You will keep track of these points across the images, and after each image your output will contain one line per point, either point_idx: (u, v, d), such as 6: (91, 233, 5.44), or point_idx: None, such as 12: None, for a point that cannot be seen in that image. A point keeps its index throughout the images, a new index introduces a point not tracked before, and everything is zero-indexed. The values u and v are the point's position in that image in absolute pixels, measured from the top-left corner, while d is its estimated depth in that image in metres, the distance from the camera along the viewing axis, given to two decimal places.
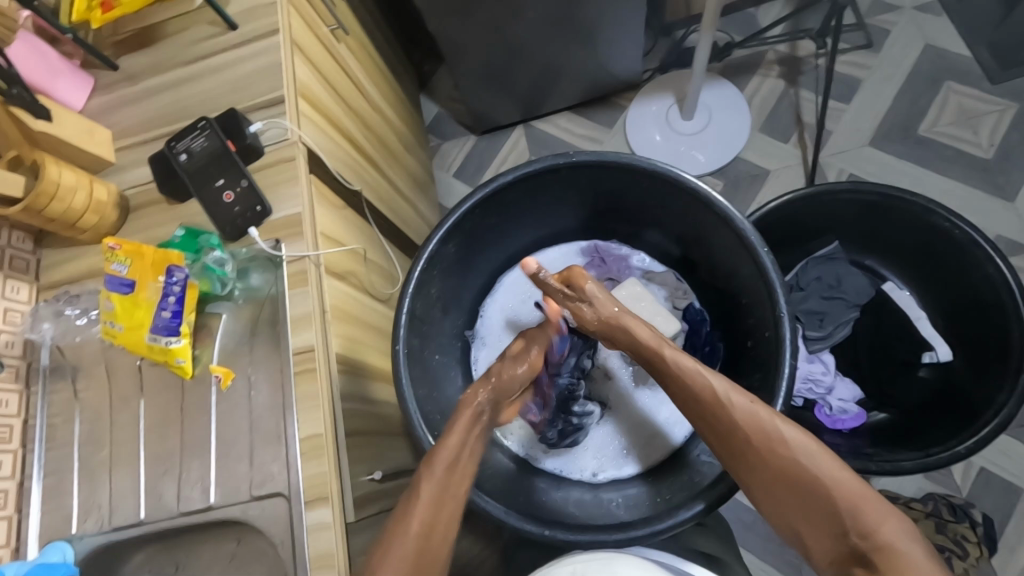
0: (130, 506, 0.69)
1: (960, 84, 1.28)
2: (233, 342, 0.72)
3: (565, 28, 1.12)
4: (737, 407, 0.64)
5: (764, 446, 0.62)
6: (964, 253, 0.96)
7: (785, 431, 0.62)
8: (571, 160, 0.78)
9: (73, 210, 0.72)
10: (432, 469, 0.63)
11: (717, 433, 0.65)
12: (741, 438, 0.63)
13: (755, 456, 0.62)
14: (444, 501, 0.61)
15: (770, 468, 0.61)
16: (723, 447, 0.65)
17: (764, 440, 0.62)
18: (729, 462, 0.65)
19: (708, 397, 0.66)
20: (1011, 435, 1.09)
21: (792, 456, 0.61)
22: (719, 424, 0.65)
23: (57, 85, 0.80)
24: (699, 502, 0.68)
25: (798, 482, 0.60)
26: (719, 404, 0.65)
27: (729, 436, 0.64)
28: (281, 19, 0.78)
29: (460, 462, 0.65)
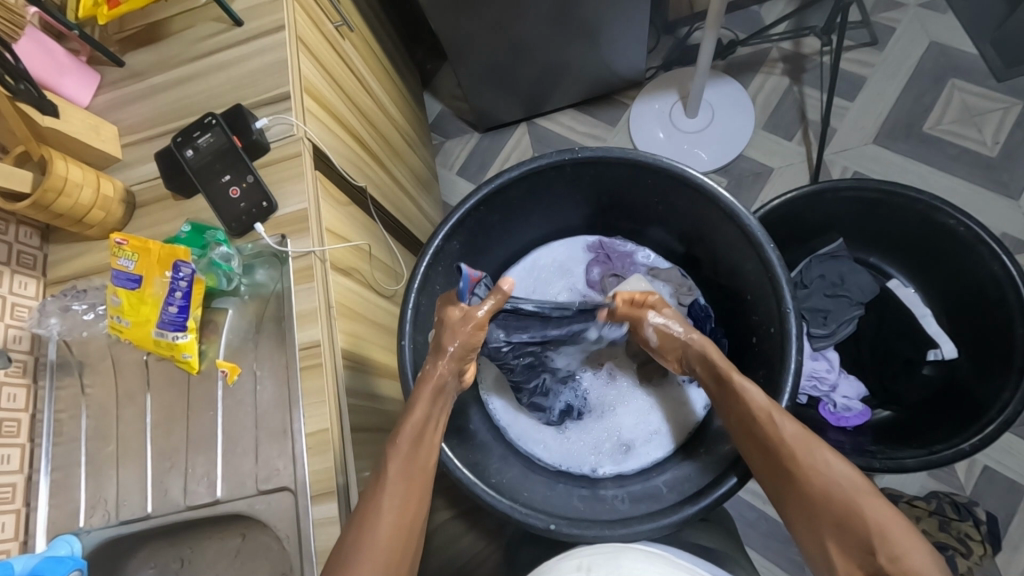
0: (137, 500, 0.70)
1: (965, 81, 1.28)
2: (239, 337, 0.73)
3: (570, 26, 1.12)
4: (783, 426, 0.65)
5: (806, 463, 0.63)
6: (969, 250, 0.95)
7: (826, 453, 0.63)
8: (576, 156, 0.78)
9: (80, 206, 0.72)
10: (404, 454, 0.65)
11: (761, 448, 0.66)
12: (783, 456, 0.64)
13: (796, 472, 0.63)
14: (413, 478, 0.64)
15: (809, 484, 0.62)
16: (765, 463, 0.65)
17: (807, 456, 0.63)
18: (770, 478, 0.65)
19: (758, 413, 0.66)
20: (1014, 433, 1.09)
21: (831, 475, 0.62)
22: (762, 438, 0.65)
23: (63, 81, 0.80)
24: (733, 476, 0.70)
25: (832, 497, 0.61)
26: (766, 421, 0.66)
27: (771, 448, 0.65)
28: (287, 16, 0.78)
29: (426, 435, 0.67)
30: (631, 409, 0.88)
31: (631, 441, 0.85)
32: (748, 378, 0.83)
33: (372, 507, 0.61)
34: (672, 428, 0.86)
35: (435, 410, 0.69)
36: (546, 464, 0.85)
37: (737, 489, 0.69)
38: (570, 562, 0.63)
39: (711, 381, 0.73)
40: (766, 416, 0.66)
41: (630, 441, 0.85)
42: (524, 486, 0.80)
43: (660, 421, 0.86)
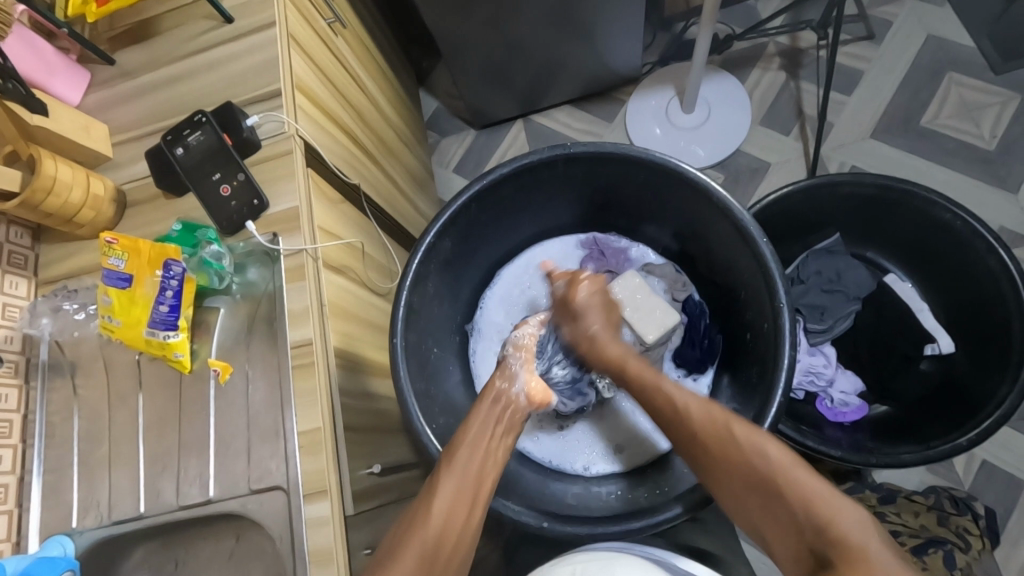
0: (130, 500, 0.69)
1: (962, 75, 1.27)
2: (230, 337, 0.72)
3: (565, 22, 1.11)
4: (694, 412, 0.64)
5: (721, 441, 0.61)
6: (965, 245, 0.95)
7: (736, 428, 0.61)
8: (569, 152, 0.78)
9: (70, 205, 0.72)
10: (452, 481, 0.60)
11: (681, 440, 0.65)
12: (700, 440, 0.63)
13: (714, 456, 0.61)
14: (462, 496, 0.59)
15: (716, 454, 0.61)
16: (684, 454, 0.65)
17: (724, 434, 0.61)
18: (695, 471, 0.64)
19: (671, 400, 0.66)
20: (1012, 428, 1.08)
21: (744, 453, 0.59)
22: (675, 423, 0.65)
23: (53, 81, 0.80)
24: (678, 504, 0.67)
25: (753, 473, 0.58)
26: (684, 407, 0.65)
27: (690, 437, 0.64)
28: (277, 13, 0.77)
29: (487, 443, 0.65)
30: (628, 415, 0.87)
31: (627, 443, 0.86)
32: (743, 374, 0.82)
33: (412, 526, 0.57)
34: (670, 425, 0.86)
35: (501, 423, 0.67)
36: (539, 459, 0.86)
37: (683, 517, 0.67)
38: (564, 568, 0.61)
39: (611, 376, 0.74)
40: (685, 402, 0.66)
41: (626, 443, 0.86)
42: (520, 484, 0.79)
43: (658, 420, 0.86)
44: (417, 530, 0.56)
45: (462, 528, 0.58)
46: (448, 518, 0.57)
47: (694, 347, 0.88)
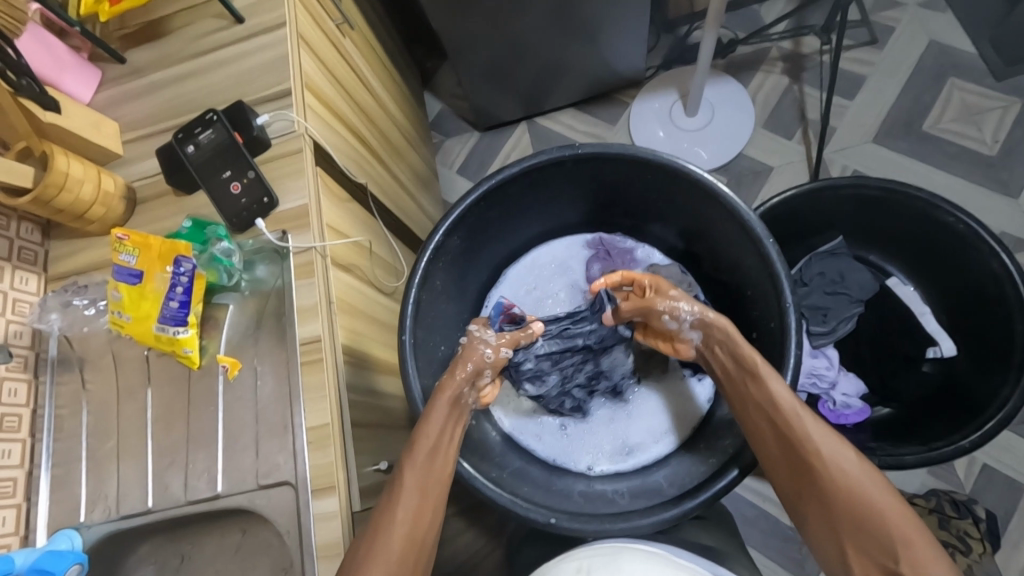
0: (138, 494, 0.70)
1: (964, 80, 1.28)
2: (239, 333, 0.73)
3: (571, 24, 1.12)
4: (806, 423, 0.64)
5: (829, 461, 0.61)
6: (967, 247, 0.96)
7: (845, 453, 0.62)
8: (577, 152, 0.78)
9: (81, 201, 0.72)
10: (417, 475, 0.65)
11: (781, 442, 0.65)
12: (806, 451, 0.62)
13: (817, 473, 0.61)
14: (427, 492, 0.64)
15: (820, 471, 0.61)
16: (780, 458, 0.65)
17: (830, 454, 0.62)
18: (785, 473, 0.64)
19: (786, 408, 0.65)
20: (1014, 432, 1.09)
21: (853, 479, 0.60)
22: (779, 428, 0.65)
23: (64, 78, 0.80)
24: (732, 471, 0.69)
25: (856, 498, 0.59)
26: (792, 419, 0.64)
27: (793, 445, 0.63)
28: (287, 12, 0.78)
29: (440, 448, 0.67)
30: (632, 418, 0.87)
31: (632, 444, 0.85)
32: None
33: (383, 522, 0.61)
34: (673, 426, 0.86)
35: (450, 421, 0.69)
36: (541, 458, 0.86)
37: (737, 481, 0.69)
38: (570, 563, 0.61)
39: (730, 366, 0.71)
40: (794, 414, 0.65)
41: (631, 444, 0.85)
42: (526, 480, 0.79)
43: (662, 422, 0.86)
44: (384, 534, 0.60)
45: (425, 533, 0.63)
46: (416, 521, 0.62)
47: None
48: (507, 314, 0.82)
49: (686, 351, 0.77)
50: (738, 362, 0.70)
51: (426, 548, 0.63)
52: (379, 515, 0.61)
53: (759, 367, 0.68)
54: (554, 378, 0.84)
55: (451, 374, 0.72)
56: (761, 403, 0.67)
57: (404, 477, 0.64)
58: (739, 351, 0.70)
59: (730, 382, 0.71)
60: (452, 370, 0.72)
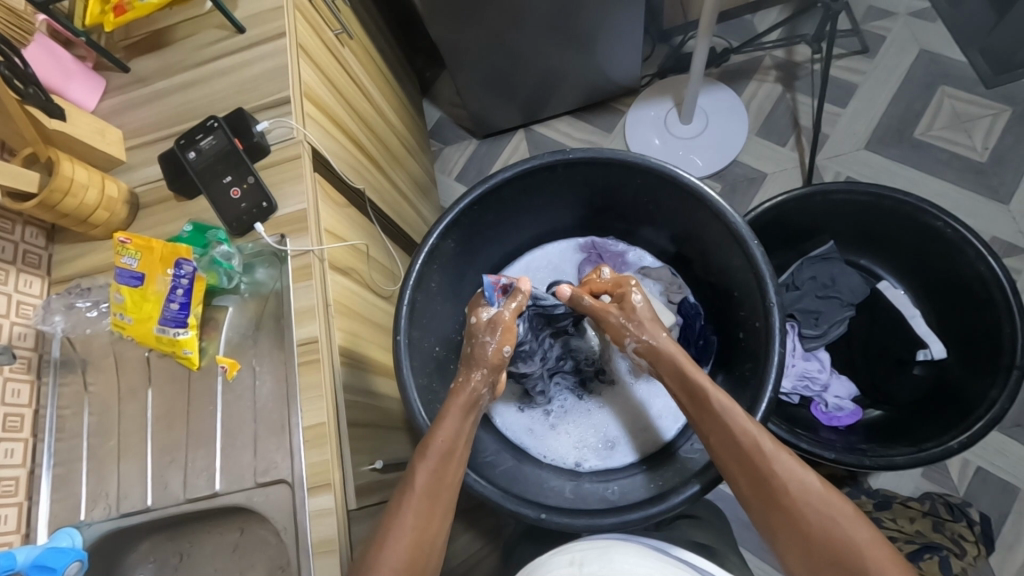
0: (138, 492, 0.71)
1: (954, 88, 1.30)
2: (238, 335, 0.74)
3: (565, 34, 1.14)
4: (771, 456, 0.64)
5: (799, 495, 0.61)
6: (955, 251, 0.97)
7: (814, 483, 0.62)
8: (567, 157, 0.80)
9: (85, 206, 0.74)
10: (428, 466, 0.66)
11: (748, 477, 0.64)
12: (775, 486, 0.62)
13: (791, 509, 0.61)
14: (439, 493, 0.65)
15: (791, 505, 0.61)
16: (750, 494, 0.64)
17: (799, 489, 0.62)
18: (757, 509, 0.64)
19: (749, 444, 0.65)
20: (1006, 435, 1.10)
21: (825, 510, 0.60)
22: (746, 463, 0.64)
23: (70, 87, 0.82)
24: (695, 483, 0.70)
25: (832, 531, 0.59)
26: (758, 454, 0.64)
27: (762, 479, 0.63)
28: (287, 23, 0.80)
29: (454, 451, 0.68)
30: (617, 413, 0.88)
31: (615, 439, 0.87)
32: (736, 372, 0.84)
33: (394, 521, 0.63)
34: (663, 424, 0.87)
35: (466, 423, 0.71)
36: (531, 452, 0.87)
37: (698, 496, 0.69)
38: (562, 557, 0.59)
39: (683, 397, 0.71)
40: (758, 449, 0.64)
41: (615, 438, 0.87)
42: (518, 479, 0.81)
43: (647, 418, 0.87)
44: (396, 531, 0.62)
45: (433, 538, 0.64)
46: (419, 534, 0.63)
47: (688, 348, 0.90)
48: (498, 287, 0.80)
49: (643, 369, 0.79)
50: (691, 395, 0.70)
51: (434, 551, 0.64)
52: (388, 515, 0.64)
53: (716, 403, 0.68)
54: (540, 350, 0.85)
55: (469, 376, 0.73)
56: (726, 438, 0.66)
57: (417, 479, 0.66)
58: (689, 389, 0.70)
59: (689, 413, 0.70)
60: (468, 373, 0.73)
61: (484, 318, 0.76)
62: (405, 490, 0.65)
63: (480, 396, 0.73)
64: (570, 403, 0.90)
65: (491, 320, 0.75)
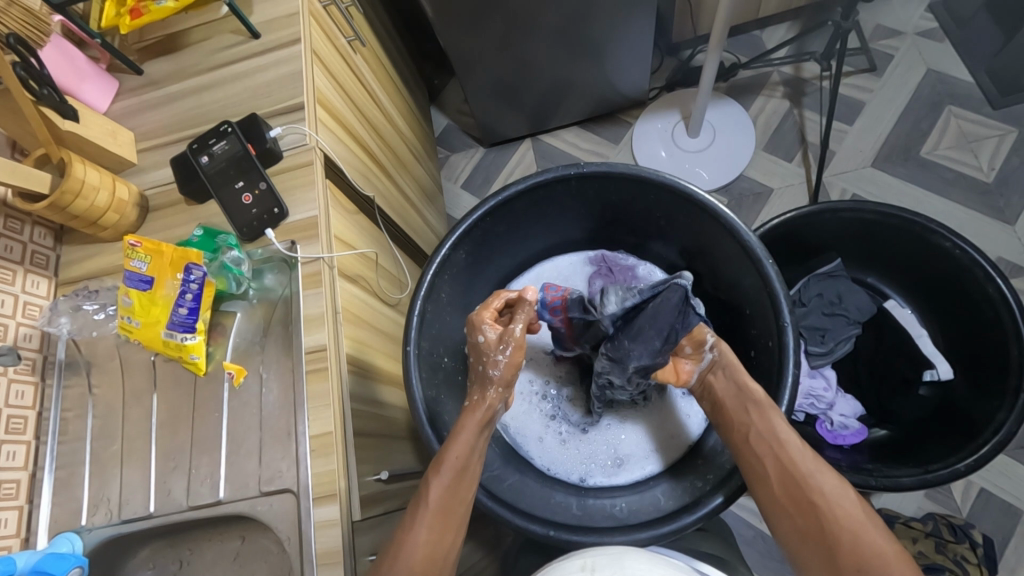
0: (140, 499, 0.70)
1: (960, 108, 1.31)
2: (246, 340, 0.74)
3: (576, 45, 1.15)
4: (805, 462, 0.67)
5: (832, 499, 0.64)
6: (964, 273, 0.97)
7: (847, 494, 0.64)
8: (582, 170, 0.81)
9: (96, 208, 0.74)
10: (443, 481, 0.66)
11: (781, 478, 0.67)
12: (807, 488, 0.65)
13: (821, 512, 0.63)
14: (450, 509, 0.65)
15: (821, 507, 0.64)
16: (782, 494, 0.66)
17: (833, 494, 0.64)
18: (786, 510, 0.66)
19: (789, 447, 0.68)
20: (1011, 457, 1.09)
21: (854, 520, 0.62)
22: (781, 464, 0.67)
23: (83, 88, 0.82)
24: (717, 496, 0.70)
25: (859, 537, 0.61)
26: (796, 457, 0.67)
27: (795, 482, 0.66)
28: (302, 30, 0.80)
29: (466, 470, 0.68)
30: (625, 433, 0.88)
31: (625, 456, 0.86)
32: None
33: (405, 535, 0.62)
34: (672, 443, 0.86)
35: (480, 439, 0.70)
36: (537, 465, 0.87)
37: (720, 509, 0.69)
38: (573, 561, 0.55)
39: (730, 393, 0.74)
40: (796, 452, 0.68)
41: (623, 456, 0.86)
42: (523, 493, 0.79)
43: (655, 440, 0.87)
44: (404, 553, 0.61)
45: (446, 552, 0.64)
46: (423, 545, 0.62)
47: None
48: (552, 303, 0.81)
49: (689, 375, 0.77)
50: (739, 390, 0.73)
51: (447, 566, 0.63)
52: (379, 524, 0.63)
53: (760, 397, 0.71)
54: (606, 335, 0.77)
55: (484, 393, 0.72)
56: (765, 439, 0.69)
57: (433, 496, 0.65)
58: (741, 380, 0.73)
59: (724, 417, 0.74)
60: (482, 391, 0.73)
61: (491, 334, 0.73)
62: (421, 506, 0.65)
63: (494, 413, 0.73)
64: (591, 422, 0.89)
65: (502, 336, 0.73)
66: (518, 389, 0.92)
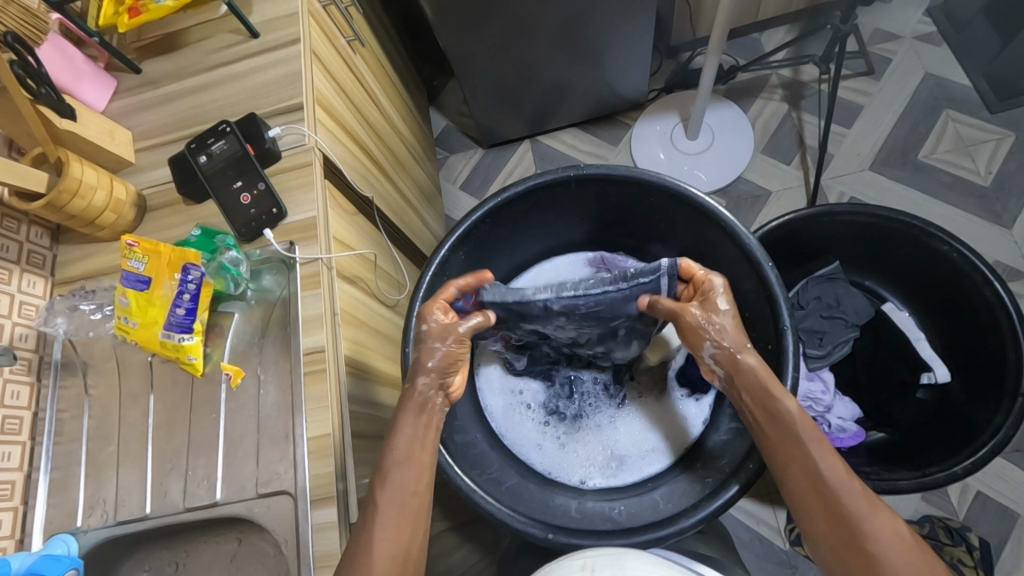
0: (136, 501, 0.70)
1: (958, 112, 1.31)
2: (244, 341, 0.74)
3: (575, 47, 1.15)
4: (857, 503, 0.60)
5: (884, 545, 0.57)
6: (962, 277, 0.97)
7: (902, 538, 0.58)
8: (581, 172, 0.80)
9: (93, 208, 0.73)
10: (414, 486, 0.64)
11: (827, 516, 0.61)
12: (857, 532, 0.59)
13: (873, 558, 0.57)
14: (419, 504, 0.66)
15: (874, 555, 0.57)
16: (828, 533, 0.61)
17: (887, 538, 0.58)
18: (832, 551, 0.60)
19: (836, 483, 0.61)
20: (1008, 460, 1.10)
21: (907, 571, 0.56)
22: (826, 501, 0.61)
23: (81, 87, 0.82)
24: (734, 484, 0.70)
25: None
26: (846, 495, 0.60)
27: (842, 523, 0.60)
28: (301, 29, 0.80)
29: (415, 458, 0.68)
30: (623, 433, 0.88)
31: (623, 457, 0.86)
32: None
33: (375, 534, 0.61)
34: (671, 444, 0.86)
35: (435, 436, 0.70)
36: (535, 468, 0.86)
37: (736, 499, 0.69)
38: (573, 562, 0.56)
39: (761, 415, 0.68)
40: (845, 488, 0.61)
41: (622, 457, 0.86)
42: (522, 496, 0.79)
43: (655, 441, 0.87)
44: None
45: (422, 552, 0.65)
46: (395, 535, 0.62)
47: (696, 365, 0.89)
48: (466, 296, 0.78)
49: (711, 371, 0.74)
50: (773, 415, 0.67)
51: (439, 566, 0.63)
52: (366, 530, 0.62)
53: (804, 429, 0.65)
54: (553, 323, 0.79)
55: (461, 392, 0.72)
56: (811, 476, 0.62)
57: (381, 494, 0.65)
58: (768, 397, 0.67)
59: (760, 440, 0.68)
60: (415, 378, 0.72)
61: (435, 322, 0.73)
62: (371, 505, 0.64)
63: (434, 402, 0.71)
64: (568, 415, 0.90)
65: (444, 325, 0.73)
66: (514, 391, 0.92)
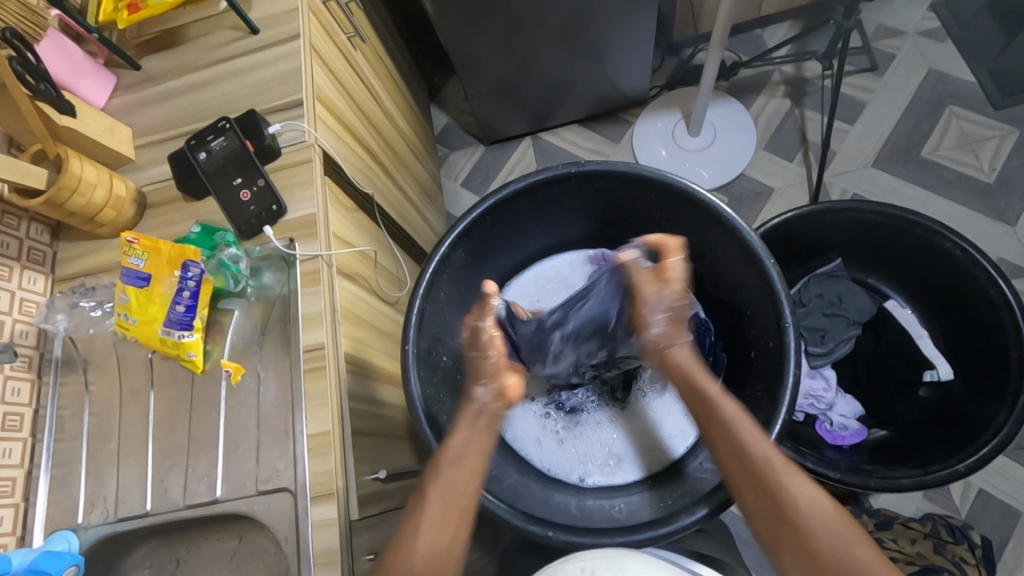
0: (136, 498, 0.70)
1: (962, 108, 1.30)
2: (244, 339, 0.73)
3: (576, 44, 1.14)
4: (783, 476, 0.59)
5: (807, 512, 0.57)
6: (965, 274, 0.97)
7: (824, 506, 0.57)
8: (582, 169, 0.80)
9: (93, 204, 0.73)
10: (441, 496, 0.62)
11: (754, 489, 0.60)
12: (780, 502, 0.58)
13: (797, 525, 0.56)
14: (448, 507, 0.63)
15: (797, 522, 0.56)
16: (754, 503, 0.60)
17: (808, 505, 0.57)
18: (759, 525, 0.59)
19: (759, 458, 0.61)
20: (1010, 458, 1.09)
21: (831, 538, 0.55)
22: (750, 472, 0.60)
23: (80, 84, 0.81)
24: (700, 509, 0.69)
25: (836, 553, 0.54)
26: (772, 467, 0.60)
27: (766, 491, 0.59)
28: (301, 25, 0.80)
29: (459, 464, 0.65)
30: (625, 430, 0.88)
31: (622, 454, 0.86)
32: (747, 393, 0.84)
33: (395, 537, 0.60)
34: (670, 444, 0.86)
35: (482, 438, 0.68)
36: (535, 465, 0.87)
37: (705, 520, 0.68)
38: (573, 564, 0.56)
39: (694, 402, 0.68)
40: (770, 461, 0.61)
41: (621, 454, 0.86)
42: (522, 494, 0.79)
43: (655, 440, 0.86)
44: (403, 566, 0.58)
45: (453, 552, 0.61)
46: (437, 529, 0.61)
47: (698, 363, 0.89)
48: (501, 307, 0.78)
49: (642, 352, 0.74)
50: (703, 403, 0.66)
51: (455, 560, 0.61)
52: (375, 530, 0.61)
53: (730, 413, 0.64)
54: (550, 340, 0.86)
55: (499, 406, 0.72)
56: (758, 473, 0.60)
57: None
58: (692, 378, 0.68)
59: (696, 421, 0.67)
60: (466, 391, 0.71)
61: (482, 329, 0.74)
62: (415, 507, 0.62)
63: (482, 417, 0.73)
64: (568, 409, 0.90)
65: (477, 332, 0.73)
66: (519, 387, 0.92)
